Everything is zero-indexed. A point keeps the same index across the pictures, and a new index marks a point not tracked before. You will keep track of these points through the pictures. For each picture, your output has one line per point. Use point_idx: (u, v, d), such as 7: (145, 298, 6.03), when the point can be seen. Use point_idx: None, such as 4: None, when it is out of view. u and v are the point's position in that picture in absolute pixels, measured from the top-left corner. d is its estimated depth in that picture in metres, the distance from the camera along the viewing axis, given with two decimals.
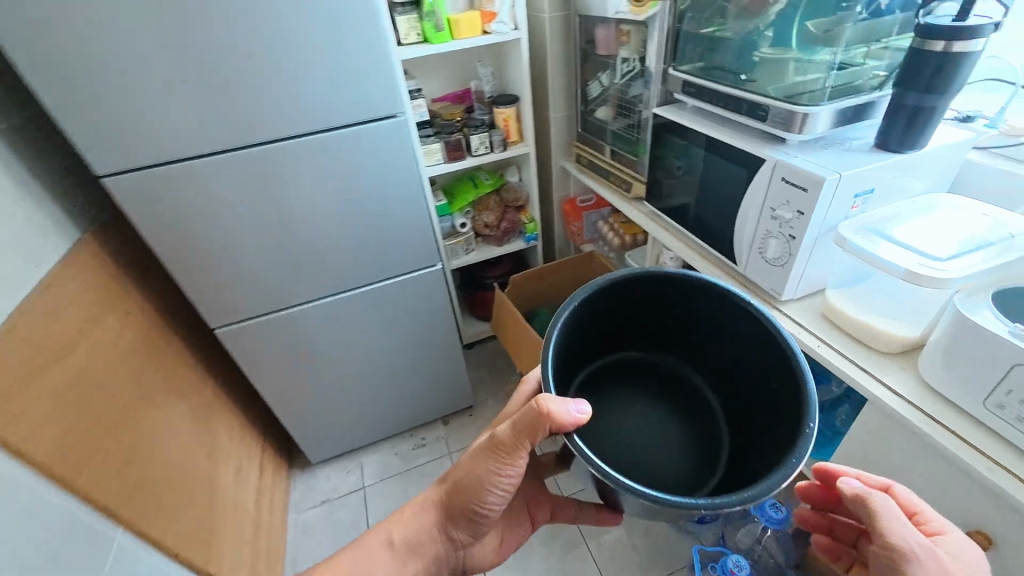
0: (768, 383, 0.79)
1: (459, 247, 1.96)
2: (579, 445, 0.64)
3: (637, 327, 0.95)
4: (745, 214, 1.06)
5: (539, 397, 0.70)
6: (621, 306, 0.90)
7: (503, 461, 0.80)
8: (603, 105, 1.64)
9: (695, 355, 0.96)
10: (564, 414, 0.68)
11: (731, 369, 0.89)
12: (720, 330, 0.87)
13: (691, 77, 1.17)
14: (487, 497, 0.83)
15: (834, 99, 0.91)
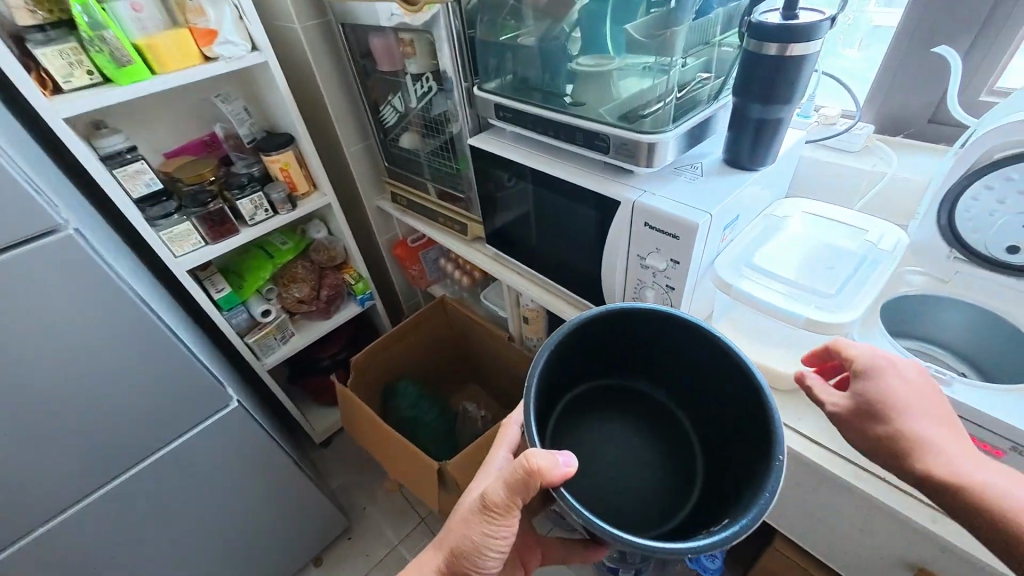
0: (739, 408, 0.62)
1: (270, 340, 1.47)
2: (568, 501, 0.50)
3: (604, 357, 0.75)
4: (608, 262, 0.86)
5: (525, 453, 0.53)
6: (591, 341, 0.70)
7: (496, 521, 0.60)
8: (405, 132, 1.31)
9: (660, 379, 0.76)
10: (552, 468, 0.52)
11: (703, 394, 0.70)
12: (682, 350, 0.69)
13: (503, 99, 0.91)
14: (482, 562, 0.62)
15: (676, 120, 0.75)
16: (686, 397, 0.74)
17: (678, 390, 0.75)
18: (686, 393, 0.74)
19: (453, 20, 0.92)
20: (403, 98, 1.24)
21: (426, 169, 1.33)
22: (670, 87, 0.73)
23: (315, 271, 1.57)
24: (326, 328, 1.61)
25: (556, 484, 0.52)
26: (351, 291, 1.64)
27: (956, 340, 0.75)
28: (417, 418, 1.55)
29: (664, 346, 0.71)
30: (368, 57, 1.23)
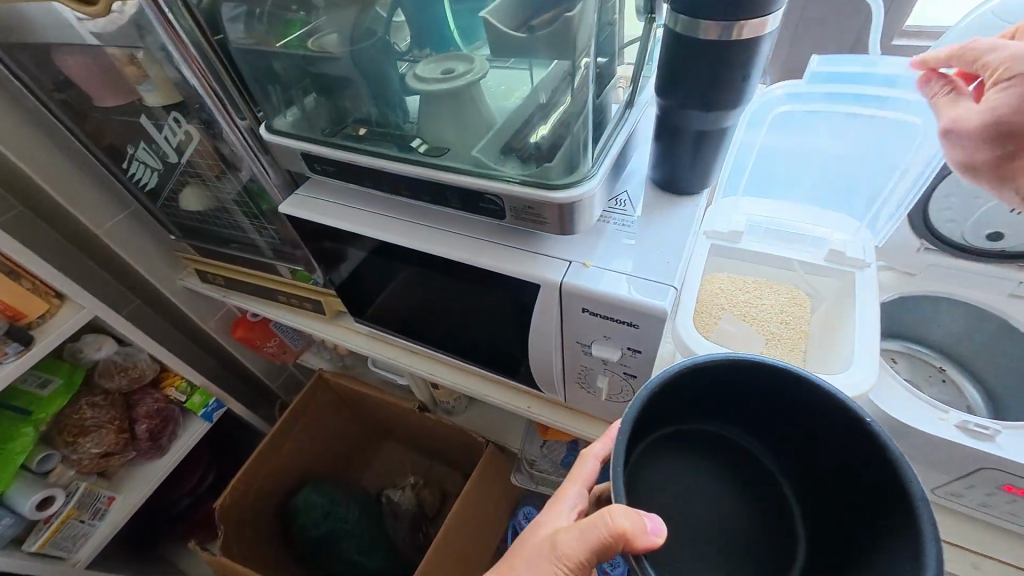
0: (887, 472, 0.38)
1: (73, 527, 1.00)
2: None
3: (685, 404, 0.48)
4: (534, 351, 0.61)
5: (606, 508, 0.39)
6: (669, 396, 0.45)
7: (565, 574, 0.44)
8: (183, 191, 0.87)
9: (762, 422, 0.50)
10: (643, 534, 0.37)
11: (825, 447, 0.45)
12: (771, 379, 0.44)
13: (314, 148, 0.57)
14: None
15: (593, 156, 0.49)
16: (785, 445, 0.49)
17: (788, 437, 0.48)
18: (791, 437, 0.48)
19: (190, 29, 0.55)
20: (155, 149, 0.79)
21: (251, 238, 0.92)
22: (578, 111, 0.48)
23: (117, 401, 1.08)
24: (164, 469, 1.15)
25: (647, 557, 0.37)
26: (185, 408, 1.19)
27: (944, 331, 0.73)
28: (335, 533, 1.22)
29: (763, 384, 0.45)
30: (70, 89, 0.75)
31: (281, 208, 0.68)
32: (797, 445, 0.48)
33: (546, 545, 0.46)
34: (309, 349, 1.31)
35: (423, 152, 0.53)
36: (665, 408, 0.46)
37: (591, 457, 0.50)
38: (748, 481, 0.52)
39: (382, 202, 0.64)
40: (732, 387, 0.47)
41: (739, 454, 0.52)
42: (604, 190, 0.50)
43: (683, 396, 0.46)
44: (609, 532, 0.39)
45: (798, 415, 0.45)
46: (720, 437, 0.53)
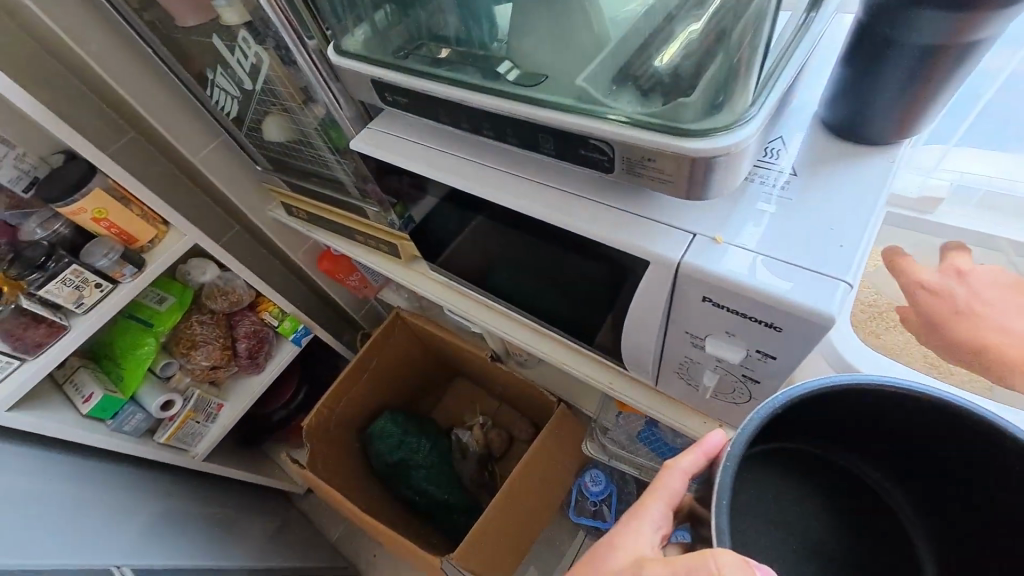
0: None
1: (190, 427, 1.13)
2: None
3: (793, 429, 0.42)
4: (628, 335, 0.50)
5: (707, 556, 0.31)
6: (786, 420, 0.39)
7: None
8: (260, 121, 0.83)
9: (882, 447, 0.43)
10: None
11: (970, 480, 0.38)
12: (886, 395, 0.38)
13: (384, 73, 0.48)
14: None
15: (757, 86, 0.34)
16: (889, 457, 0.44)
17: (916, 465, 0.42)
18: (896, 450, 0.42)
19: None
20: (231, 74, 0.74)
21: (336, 176, 0.85)
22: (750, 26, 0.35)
23: (221, 320, 1.17)
24: (262, 384, 1.26)
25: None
26: (278, 332, 1.27)
27: None
28: (406, 461, 1.29)
29: (900, 410, 0.38)
30: (153, 7, 0.72)
31: (352, 145, 0.60)
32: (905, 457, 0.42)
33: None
34: (388, 286, 1.31)
35: (512, 79, 0.41)
36: (775, 432, 0.40)
37: (676, 470, 0.39)
38: (857, 509, 0.46)
39: (460, 141, 0.53)
40: (859, 411, 0.40)
41: (846, 478, 0.46)
42: (761, 137, 0.36)
43: (799, 419, 0.40)
44: None
45: (936, 445, 0.39)
46: (830, 461, 0.46)
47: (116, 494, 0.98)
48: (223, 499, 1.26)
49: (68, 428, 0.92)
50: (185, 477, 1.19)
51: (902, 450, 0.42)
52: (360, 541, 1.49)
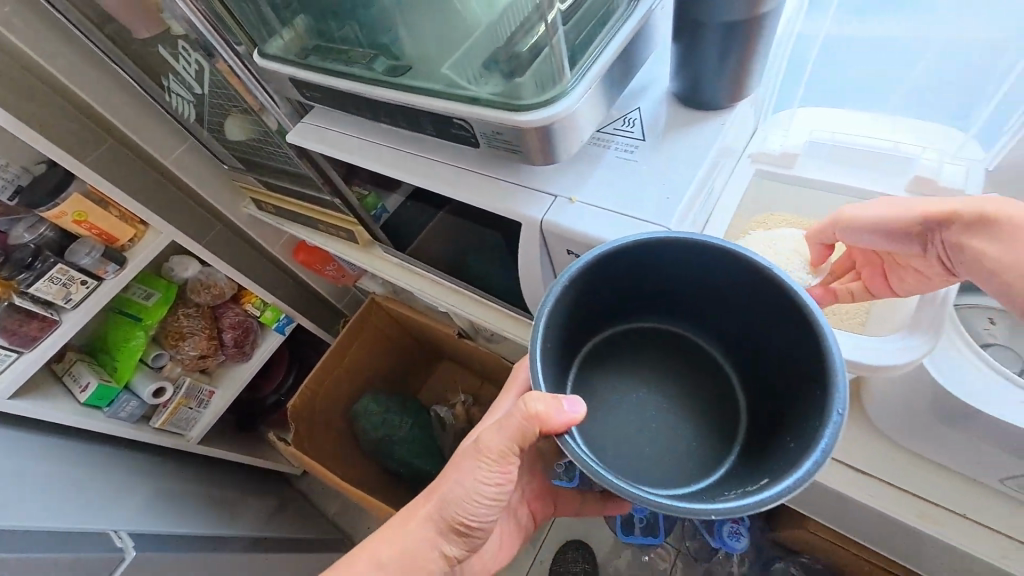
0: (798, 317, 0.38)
1: (184, 412, 1.22)
2: (573, 450, 0.36)
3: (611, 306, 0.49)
4: (531, 293, 0.57)
5: (521, 396, 0.39)
6: (595, 296, 0.46)
7: (492, 465, 0.44)
8: (217, 122, 0.89)
9: (702, 316, 0.49)
10: (558, 417, 0.37)
11: (752, 320, 0.45)
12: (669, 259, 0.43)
13: (298, 73, 0.54)
14: (480, 514, 0.46)
15: (577, 63, 0.41)
16: (702, 319, 0.50)
17: (721, 324, 0.48)
18: (702, 311, 0.49)
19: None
20: (182, 81, 0.81)
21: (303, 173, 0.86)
22: (548, 28, 0.38)
23: (206, 312, 1.24)
24: (250, 371, 1.34)
25: (563, 433, 0.37)
26: (262, 322, 1.35)
27: None
28: (388, 436, 1.37)
29: (689, 269, 0.44)
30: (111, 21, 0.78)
31: (289, 138, 0.67)
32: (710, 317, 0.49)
33: (477, 442, 0.44)
34: (365, 274, 1.37)
35: (396, 73, 0.47)
36: (593, 309, 0.47)
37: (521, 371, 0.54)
38: (702, 373, 0.52)
39: (377, 129, 0.60)
40: (662, 278, 0.46)
41: (684, 347, 0.53)
42: (595, 105, 0.42)
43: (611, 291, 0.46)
44: (526, 420, 0.39)
45: (727, 295, 0.45)
46: (664, 335, 0.53)
47: (115, 474, 1.07)
48: (220, 478, 1.35)
49: (66, 415, 1.00)
50: (184, 459, 1.28)
51: (713, 312, 0.48)
52: (353, 517, 1.57)
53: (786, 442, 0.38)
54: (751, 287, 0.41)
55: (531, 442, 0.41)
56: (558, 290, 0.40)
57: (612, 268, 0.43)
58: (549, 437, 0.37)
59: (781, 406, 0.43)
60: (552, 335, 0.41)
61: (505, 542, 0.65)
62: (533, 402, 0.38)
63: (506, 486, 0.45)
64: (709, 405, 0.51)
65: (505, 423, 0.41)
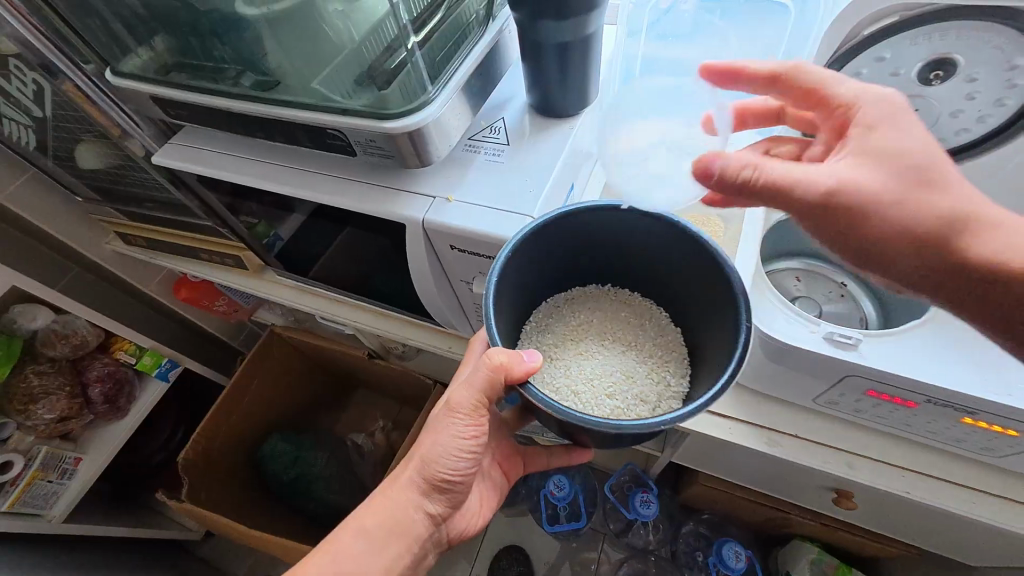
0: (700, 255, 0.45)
1: (42, 487, 1.04)
2: (537, 395, 0.40)
3: (546, 276, 0.53)
4: (428, 294, 0.60)
5: (484, 351, 0.43)
6: (535, 271, 0.50)
7: (465, 420, 0.46)
8: (64, 149, 0.80)
9: (649, 282, 0.55)
10: (520, 364, 0.42)
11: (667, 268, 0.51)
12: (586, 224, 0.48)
13: (168, 92, 0.54)
14: (457, 470, 0.48)
15: (439, 76, 0.46)
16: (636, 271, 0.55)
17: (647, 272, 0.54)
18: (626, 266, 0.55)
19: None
20: (15, 104, 0.72)
21: (175, 199, 0.80)
22: (406, 53, 0.44)
23: (64, 367, 1.08)
24: (127, 430, 1.18)
25: (525, 380, 0.42)
26: (139, 370, 1.20)
27: None
28: (304, 475, 1.28)
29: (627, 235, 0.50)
30: None
31: (156, 159, 0.64)
32: (634, 269, 0.55)
33: (444, 408, 0.47)
34: (261, 306, 1.29)
35: (271, 89, 0.49)
36: (541, 276, 0.53)
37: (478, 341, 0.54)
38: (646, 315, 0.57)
39: (256, 146, 0.60)
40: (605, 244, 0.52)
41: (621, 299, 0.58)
42: (458, 112, 0.48)
43: (546, 263, 0.51)
44: (490, 372, 0.43)
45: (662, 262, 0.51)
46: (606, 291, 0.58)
47: None
48: (99, 561, 1.16)
49: None
50: (47, 547, 1.09)
51: (647, 267, 0.53)
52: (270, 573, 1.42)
53: (711, 373, 0.44)
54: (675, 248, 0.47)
55: (496, 395, 0.45)
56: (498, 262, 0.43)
57: (550, 241, 0.48)
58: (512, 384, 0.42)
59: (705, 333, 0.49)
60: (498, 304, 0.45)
61: (486, 496, 0.64)
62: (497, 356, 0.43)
63: (480, 440, 0.47)
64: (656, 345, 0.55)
65: (472, 378, 0.44)
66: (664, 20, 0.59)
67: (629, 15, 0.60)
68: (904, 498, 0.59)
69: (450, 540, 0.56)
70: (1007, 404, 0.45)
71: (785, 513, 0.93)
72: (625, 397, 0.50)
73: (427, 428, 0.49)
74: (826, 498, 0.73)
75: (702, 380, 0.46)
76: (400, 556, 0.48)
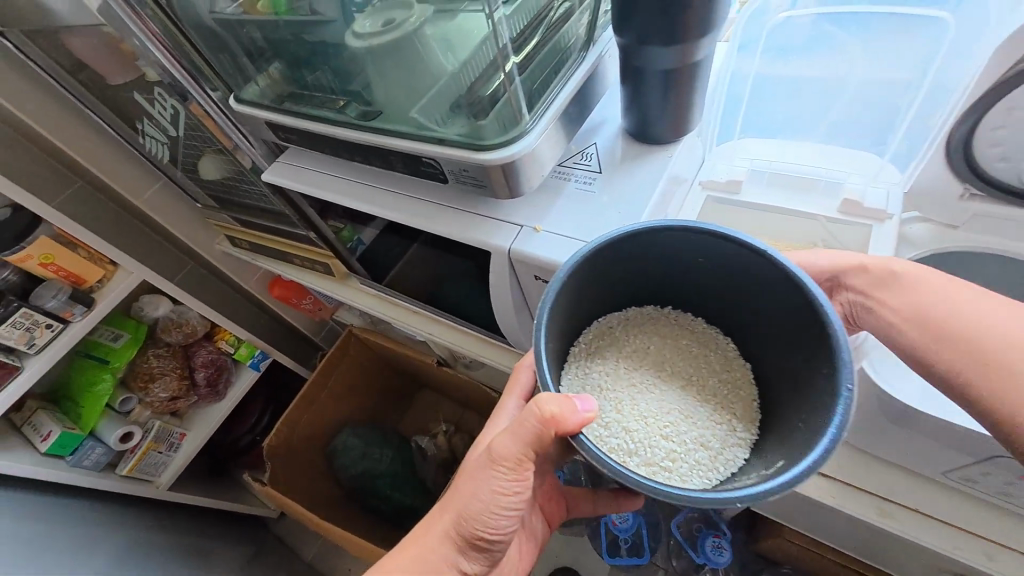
0: (789, 291, 0.38)
1: (153, 457, 1.17)
2: (590, 450, 0.35)
3: (603, 293, 0.48)
4: (505, 319, 0.59)
5: (532, 399, 0.38)
6: (600, 287, 0.46)
7: (505, 477, 0.43)
8: (191, 164, 0.89)
9: (720, 310, 0.49)
10: (572, 417, 0.36)
11: (746, 303, 0.44)
12: (655, 242, 0.42)
13: (282, 118, 0.58)
14: (496, 521, 0.44)
15: (535, 105, 0.45)
16: (704, 298, 0.49)
17: (717, 301, 0.47)
18: (690, 289, 0.48)
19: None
20: (156, 125, 0.81)
21: (277, 209, 0.87)
22: (504, 78, 0.42)
23: (177, 351, 1.22)
24: (223, 411, 1.31)
25: (576, 434, 0.36)
26: (235, 359, 1.32)
27: None
28: (370, 471, 1.33)
29: (698, 255, 0.44)
30: (86, 69, 0.76)
31: (265, 177, 0.70)
32: (703, 294, 0.48)
33: (485, 454, 0.43)
34: (342, 307, 1.37)
35: (371, 117, 0.51)
36: (600, 294, 0.47)
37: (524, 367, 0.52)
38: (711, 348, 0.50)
39: (353, 167, 0.63)
40: (665, 262, 0.46)
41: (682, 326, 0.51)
42: (553, 142, 0.47)
43: (609, 277, 0.46)
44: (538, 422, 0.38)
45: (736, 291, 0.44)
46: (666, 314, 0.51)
47: (76, 532, 1.01)
48: (192, 529, 1.29)
49: (23, 466, 0.94)
50: (154, 512, 1.22)
51: (719, 296, 0.47)
52: (334, 560, 1.50)
53: (798, 428, 0.37)
54: (763, 280, 0.40)
55: (542, 445, 0.40)
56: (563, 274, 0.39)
57: (613, 255, 0.42)
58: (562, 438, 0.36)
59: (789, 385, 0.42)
60: (558, 328, 0.42)
61: (528, 549, 0.61)
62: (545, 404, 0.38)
63: (521, 500, 0.44)
64: (722, 383, 0.48)
65: (518, 433, 0.40)
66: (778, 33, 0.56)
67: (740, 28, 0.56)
68: None
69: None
70: None
71: None
72: (682, 440, 0.43)
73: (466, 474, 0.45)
74: None
75: (788, 427, 0.38)
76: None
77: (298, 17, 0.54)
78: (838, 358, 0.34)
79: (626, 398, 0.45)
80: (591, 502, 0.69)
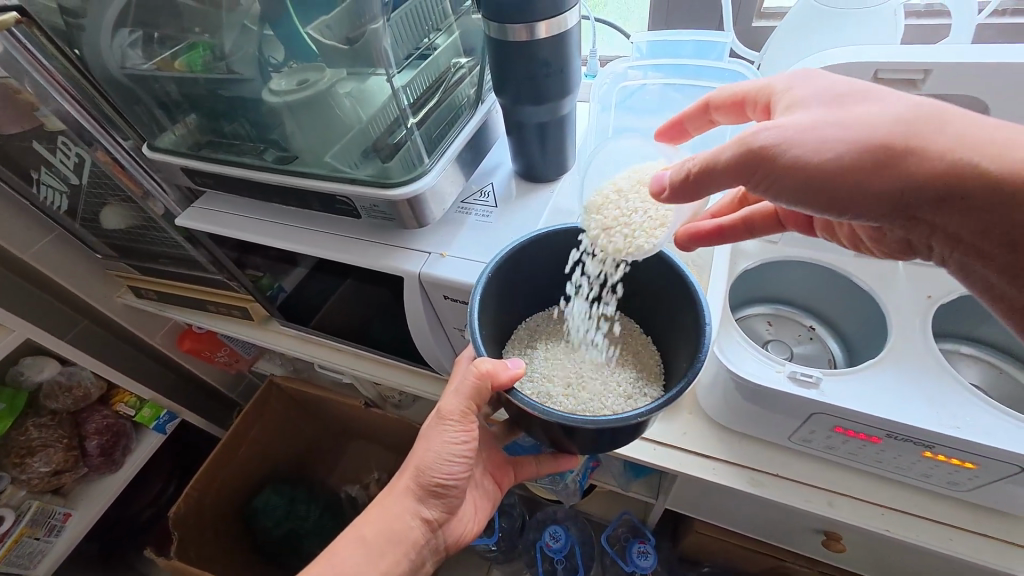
0: (665, 270, 0.52)
1: (28, 545, 1.02)
2: (522, 399, 0.44)
3: (529, 292, 0.58)
4: (421, 342, 0.64)
5: (472, 361, 0.47)
6: (518, 292, 0.56)
7: (456, 428, 0.50)
8: (92, 211, 0.87)
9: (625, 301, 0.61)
10: (502, 371, 0.45)
11: (638, 289, 0.57)
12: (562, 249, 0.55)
13: (199, 165, 0.62)
14: (448, 469, 0.50)
15: (433, 151, 0.54)
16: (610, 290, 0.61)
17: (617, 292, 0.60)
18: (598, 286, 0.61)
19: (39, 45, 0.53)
20: (56, 174, 0.79)
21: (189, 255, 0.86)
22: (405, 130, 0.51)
23: (63, 419, 1.10)
24: (119, 484, 1.17)
25: (509, 387, 0.45)
26: (137, 422, 1.21)
27: (800, 292, 0.74)
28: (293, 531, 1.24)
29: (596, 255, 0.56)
30: None
31: (179, 222, 0.71)
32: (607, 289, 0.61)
33: (436, 417, 0.51)
34: (260, 356, 1.32)
35: (289, 162, 0.57)
36: (521, 294, 0.57)
37: (465, 360, 0.52)
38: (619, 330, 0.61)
39: (273, 206, 0.67)
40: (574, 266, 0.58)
41: None
42: (450, 179, 0.56)
43: (527, 282, 0.57)
44: (476, 378, 0.46)
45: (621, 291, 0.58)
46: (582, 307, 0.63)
47: None
48: None
49: None
50: None
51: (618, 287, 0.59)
52: None
53: (684, 364, 0.49)
54: (651, 267, 0.53)
55: (483, 401, 0.48)
56: (483, 283, 0.49)
57: (523, 261, 0.53)
58: (495, 388, 0.45)
59: (671, 343, 0.55)
60: (486, 335, 0.50)
61: (481, 506, 0.65)
62: (483, 364, 0.47)
63: (471, 447, 0.51)
64: (631, 353, 0.59)
65: (461, 386, 0.48)
66: (632, 98, 0.72)
67: (599, 93, 0.70)
68: (884, 535, 0.60)
69: (447, 545, 0.58)
70: (960, 437, 0.49)
71: (779, 559, 0.93)
72: (604, 401, 0.54)
73: (421, 440, 0.52)
74: (813, 540, 0.74)
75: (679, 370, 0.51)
76: (393, 568, 0.51)
77: (216, 74, 0.58)
78: (699, 306, 0.48)
79: (551, 373, 0.56)
80: (535, 465, 0.68)
